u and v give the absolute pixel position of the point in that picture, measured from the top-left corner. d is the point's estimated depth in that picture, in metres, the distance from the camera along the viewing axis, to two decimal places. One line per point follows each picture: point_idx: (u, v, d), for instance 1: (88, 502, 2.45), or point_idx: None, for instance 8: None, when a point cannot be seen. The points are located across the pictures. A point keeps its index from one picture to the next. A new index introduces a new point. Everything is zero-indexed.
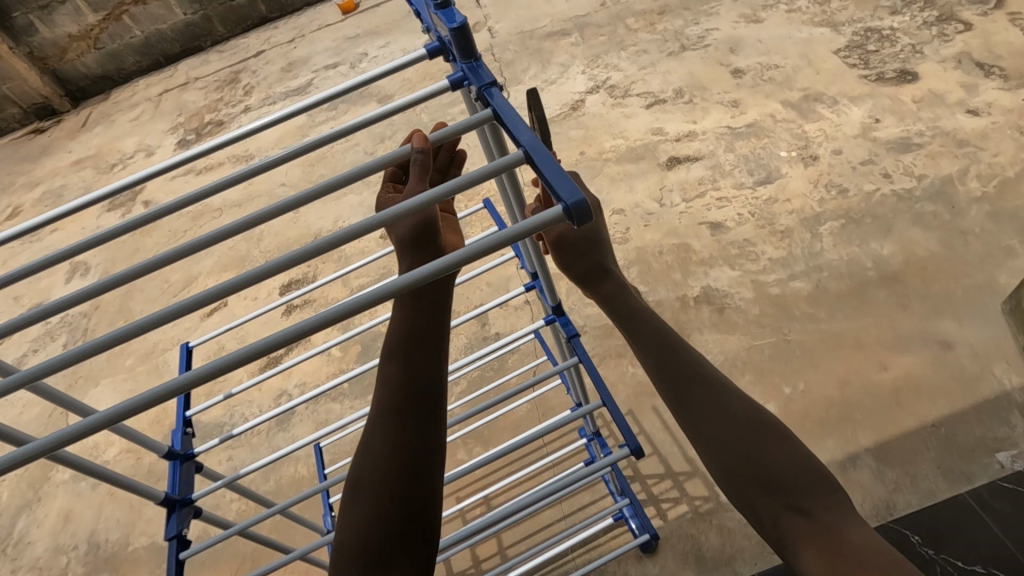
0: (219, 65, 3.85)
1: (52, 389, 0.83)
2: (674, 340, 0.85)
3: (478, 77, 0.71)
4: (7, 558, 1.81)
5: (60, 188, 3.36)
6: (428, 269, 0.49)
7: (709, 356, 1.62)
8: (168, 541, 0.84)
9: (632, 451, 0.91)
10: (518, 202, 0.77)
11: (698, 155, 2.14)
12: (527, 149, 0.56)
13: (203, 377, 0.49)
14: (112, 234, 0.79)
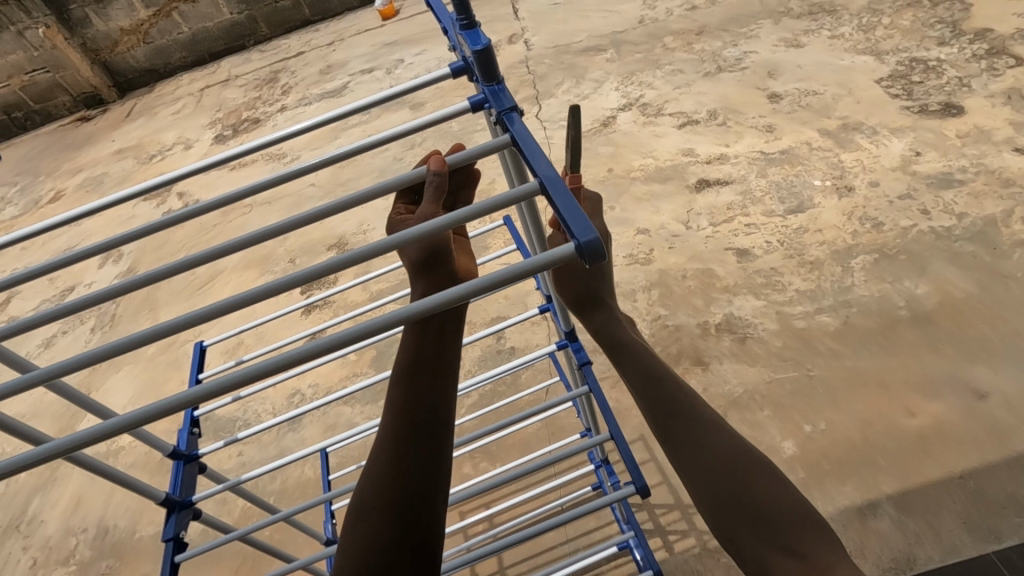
0: (259, 65, 3.95)
1: (69, 387, 0.84)
2: (661, 372, 0.84)
3: (500, 102, 0.70)
4: (20, 536, 1.86)
5: (100, 175, 3.48)
6: (438, 299, 0.48)
7: (727, 386, 1.57)
8: (164, 542, 0.84)
9: (637, 490, 0.89)
10: (536, 230, 0.76)
11: (728, 179, 2.10)
12: (543, 180, 0.54)
13: (205, 395, 0.49)
14: (132, 236, 0.80)
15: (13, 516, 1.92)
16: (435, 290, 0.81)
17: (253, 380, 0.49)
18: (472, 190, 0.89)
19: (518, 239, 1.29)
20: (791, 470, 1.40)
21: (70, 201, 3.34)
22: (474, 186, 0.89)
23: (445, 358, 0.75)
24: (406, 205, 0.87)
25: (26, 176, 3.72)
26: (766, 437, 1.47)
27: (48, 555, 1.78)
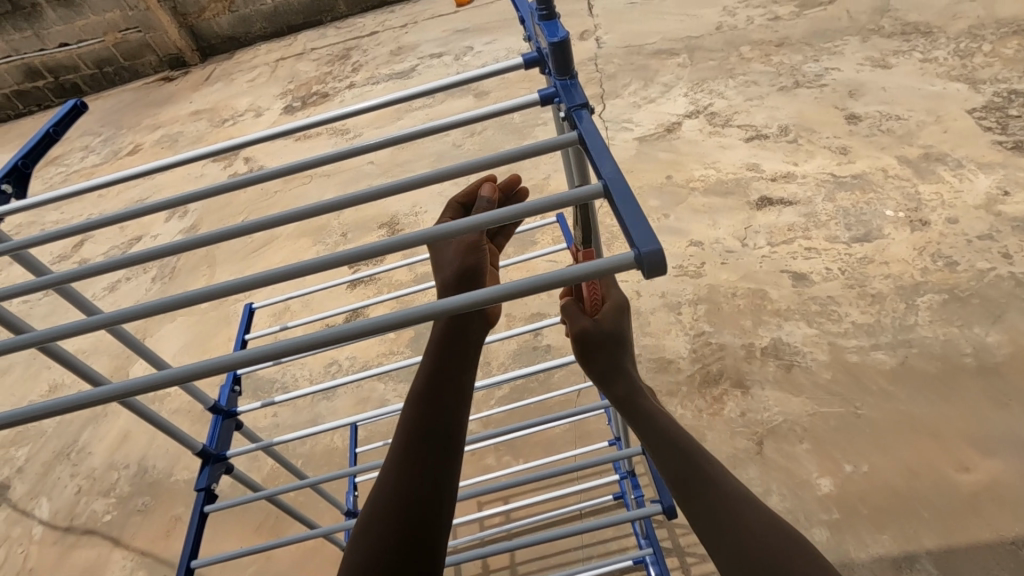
0: (334, 41, 4.05)
1: (127, 333, 0.88)
2: (678, 439, 0.75)
3: (571, 98, 0.68)
4: (70, 463, 1.99)
5: (176, 134, 3.66)
6: (488, 293, 0.47)
7: (767, 413, 1.51)
8: (196, 492, 0.87)
9: (665, 510, 0.90)
10: (591, 236, 0.74)
11: (793, 199, 2.02)
12: (607, 181, 0.53)
13: (243, 361, 0.50)
14: (193, 197, 0.82)
15: (66, 443, 2.06)
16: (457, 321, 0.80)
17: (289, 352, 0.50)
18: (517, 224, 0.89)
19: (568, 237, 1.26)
20: (824, 509, 1.33)
21: (146, 156, 3.53)
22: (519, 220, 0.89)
23: (459, 367, 0.76)
24: (451, 216, 0.90)
25: (110, 128, 3.96)
26: (801, 470, 1.40)
27: (91, 485, 1.90)
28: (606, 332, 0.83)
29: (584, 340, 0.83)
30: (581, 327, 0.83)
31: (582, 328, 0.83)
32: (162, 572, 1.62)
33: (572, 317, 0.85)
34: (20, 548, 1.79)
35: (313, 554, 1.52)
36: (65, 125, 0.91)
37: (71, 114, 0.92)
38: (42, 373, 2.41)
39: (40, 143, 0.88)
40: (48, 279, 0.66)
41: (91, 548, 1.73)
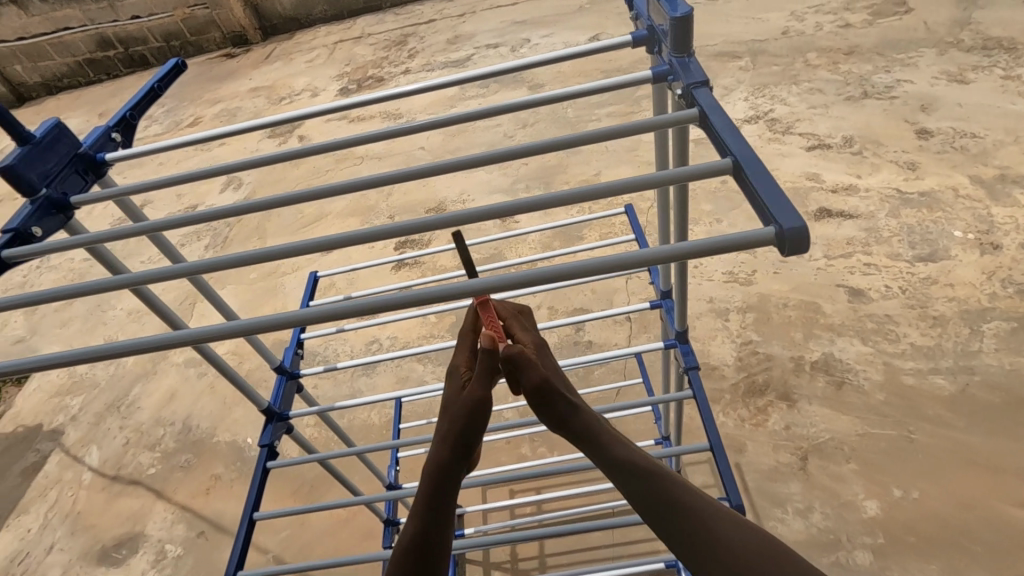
0: (392, 27, 4.10)
1: (210, 286, 0.93)
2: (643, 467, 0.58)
3: (689, 74, 0.65)
4: (120, 415, 2.08)
5: (235, 108, 3.77)
6: (614, 259, 0.47)
7: (813, 429, 1.47)
8: (259, 447, 0.90)
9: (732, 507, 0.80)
10: (681, 220, 0.73)
11: (853, 213, 1.95)
12: (737, 157, 0.52)
13: (330, 315, 0.51)
14: (269, 160, 0.85)
15: (117, 396, 2.15)
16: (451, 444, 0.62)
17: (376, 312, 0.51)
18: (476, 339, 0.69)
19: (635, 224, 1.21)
20: (868, 533, 1.29)
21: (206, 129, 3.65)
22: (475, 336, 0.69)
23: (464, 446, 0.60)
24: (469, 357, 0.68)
25: (174, 100, 4.11)
26: (846, 491, 1.36)
27: (138, 438, 1.98)
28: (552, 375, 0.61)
29: (532, 396, 0.60)
30: (537, 381, 0.59)
31: (537, 378, 0.60)
32: (200, 527, 1.68)
33: (520, 367, 0.59)
34: (70, 491, 1.89)
35: (345, 525, 1.56)
36: (168, 81, 0.94)
37: (174, 71, 0.95)
38: (98, 328, 2.52)
39: (145, 98, 0.92)
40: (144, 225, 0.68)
41: (135, 498, 1.81)
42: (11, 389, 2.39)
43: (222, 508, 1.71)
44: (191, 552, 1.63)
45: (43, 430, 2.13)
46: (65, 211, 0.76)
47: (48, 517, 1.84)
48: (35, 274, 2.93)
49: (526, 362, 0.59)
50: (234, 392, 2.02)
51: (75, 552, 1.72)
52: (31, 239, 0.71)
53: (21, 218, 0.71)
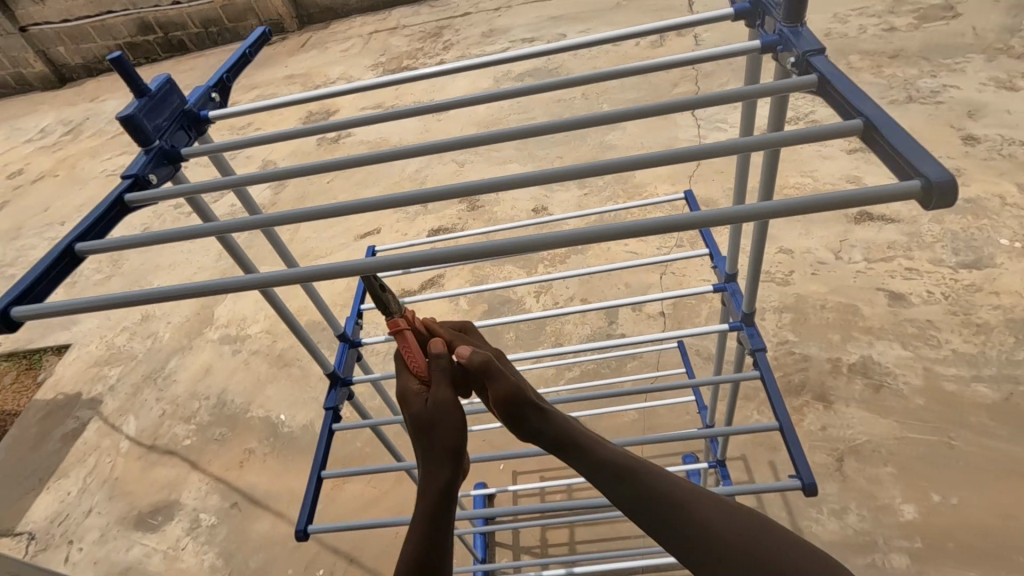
0: (427, 19, 4.13)
1: (279, 242, 0.96)
2: (622, 462, 0.59)
3: (802, 42, 0.65)
4: (156, 387, 2.13)
5: (270, 95, 3.83)
6: (753, 209, 0.47)
7: (849, 430, 1.46)
8: (324, 410, 0.92)
9: (803, 487, 0.70)
10: (766, 180, 0.76)
11: (895, 217, 1.92)
12: (869, 118, 0.53)
13: (409, 260, 0.52)
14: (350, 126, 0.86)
15: (154, 369, 2.21)
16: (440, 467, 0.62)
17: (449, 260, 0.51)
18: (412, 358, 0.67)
19: (692, 200, 1.12)
20: (906, 537, 1.27)
21: None
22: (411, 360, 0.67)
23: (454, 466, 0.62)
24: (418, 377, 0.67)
25: None
26: (883, 493, 1.34)
27: (174, 410, 2.03)
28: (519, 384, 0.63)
29: (506, 407, 0.61)
30: (504, 392, 0.61)
31: (507, 389, 0.61)
32: (234, 498, 1.72)
33: (489, 378, 0.62)
34: (108, 458, 1.94)
35: (376, 502, 1.58)
36: (257, 48, 0.96)
37: (261, 40, 0.98)
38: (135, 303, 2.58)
39: (238, 63, 0.95)
40: (232, 179, 0.69)
41: (171, 467, 1.85)
42: (51, 358, 2.47)
43: (255, 481, 1.74)
44: (224, 522, 1.67)
45: (82, 398, 2.19)
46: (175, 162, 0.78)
47: (86, 481, 1.89)
48: None
49: (491, 373, 0.61)
50: (268, 369, 2.06)
51: (113, 516, 1.77)
52: (146, 185, 0.73)
53: (138, 164, 0.73)
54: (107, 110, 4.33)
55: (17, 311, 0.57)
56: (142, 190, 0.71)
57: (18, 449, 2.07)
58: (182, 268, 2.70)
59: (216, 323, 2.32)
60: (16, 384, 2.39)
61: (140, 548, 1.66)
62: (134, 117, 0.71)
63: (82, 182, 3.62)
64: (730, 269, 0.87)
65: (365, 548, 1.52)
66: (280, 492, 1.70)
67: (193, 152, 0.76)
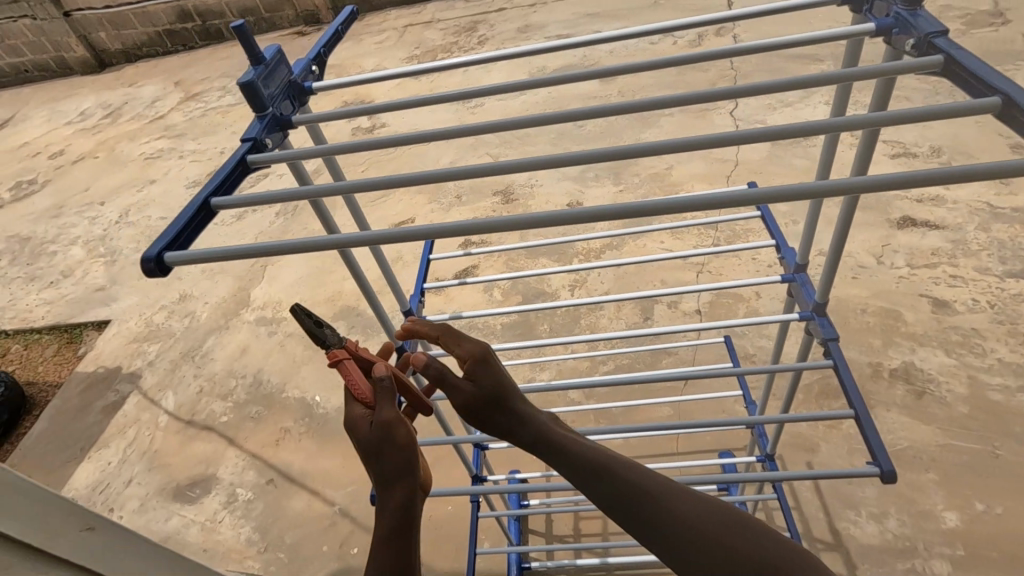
0: (463, 13, 4.15)
1: (353, 202, 0.94)
2: (599, 457, 0.54)
3: (919, 27, 0.64)
4: (194, 364, 2.19)
5: None
6: (881, 179, 0.48)
7: (890, 435, 1.44)
8: (393, 381, 0.93)
9: (879, 473, 0.68)
10: (861, 156, 0.78)
11: (939, 223, 1.89)
12: (1007, 96, 0.53)
13: (534, 223, 0.54)
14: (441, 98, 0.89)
15: (191, 347, 2.26)
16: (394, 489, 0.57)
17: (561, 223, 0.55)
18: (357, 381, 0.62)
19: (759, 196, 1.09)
20: (948, 544, 1.26)
21: None
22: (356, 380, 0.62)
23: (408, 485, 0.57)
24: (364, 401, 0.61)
25: None
26: (924, 500, 1.33)
27: (211, 387, 2.08)
28: (485, 385, 0.58)
29: (470, 412, 0.58)
30: (463, 398, 0.58)
31: (471, 395, 0.58)
32: (269, 475, 1.76)
33: (448, 384, 0.58)
34: (147, 431, 1.99)
35: None
36: (348, 26, 0.97)
37: (349, 19, 0.98)
38: (173, 282, 2.64)
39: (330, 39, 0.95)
40: (327, 147, 0.68)
41: (208, 442, 1.90)
42: (91, 333, 2.53)
43: (291, 459, 1.78)
44: (260, 498, 1.71)
45: (121, 373, 2.25)
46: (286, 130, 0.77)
47: (126, 452, 1.95)
48: (116, 229, 3.10)
49: (447, 381, 0.59)
50: (303, 351, 2.10)
51: (152, 487, 1.82)
52: (265, 148, 0.71)
53: (258, 128, 0.71)
54: (145, 94, 4.43)
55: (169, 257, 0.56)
56: (263, 152, 0.70)
57: (60, 419, 2.14)
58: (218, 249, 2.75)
59: (252, 305, 2.37)
60: (57, 357, 2.46)
61: (178, 519, 1.71)
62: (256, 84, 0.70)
63: (120, 164, 3.70)
64: (801, 258, 0.84)
65: None
66: (315, 471, 1.73)
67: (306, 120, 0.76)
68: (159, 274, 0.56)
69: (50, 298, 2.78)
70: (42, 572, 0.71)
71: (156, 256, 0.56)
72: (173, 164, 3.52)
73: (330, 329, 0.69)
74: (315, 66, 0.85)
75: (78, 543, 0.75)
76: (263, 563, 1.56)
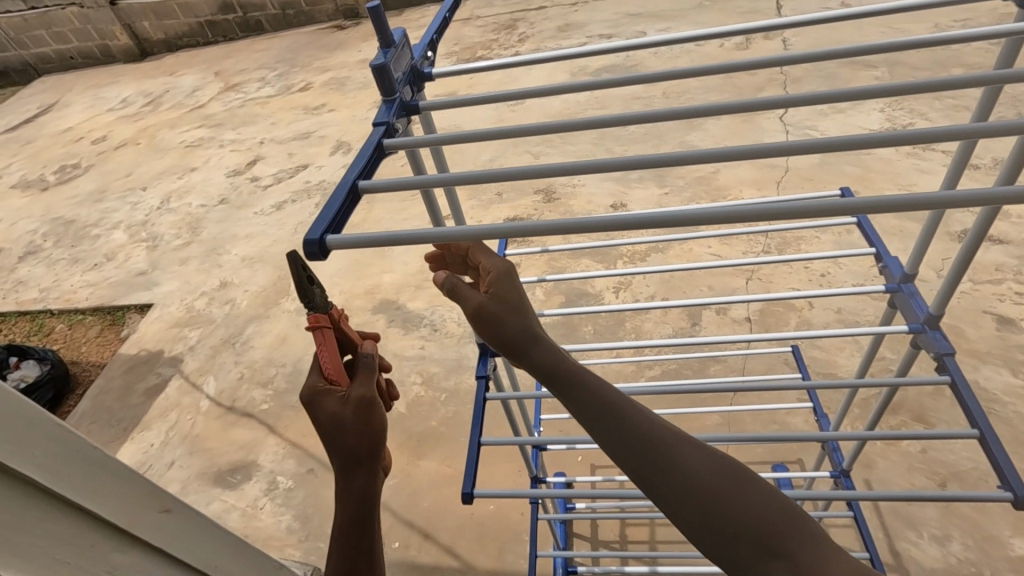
0: (503, 11, 4.14)
1: (454, 199, 0.90)
2: (610, 394, 0.57)
3: None
4: (234, 351, 2.20)
5: (344, 78, 3.90)
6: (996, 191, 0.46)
7: (953, 456, 1.40)
8: (477, 379, 0.93)
9: (1016, 499, 0.65)
10: (1009, 164, 0.72)
11: (1003, 237, 1.82)
12: None
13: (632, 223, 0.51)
14: (548, 92, 0.84)
15: (232, 334, 2.28)
16: (355, 465, 0.61)
17: (725, 220, 0.50)
18: (324, 355, 0.62)
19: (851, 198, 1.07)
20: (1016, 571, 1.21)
21: (316, 94, 3.81)
22: (323, 355, 0.62)
23: (369, 458, 0.62)
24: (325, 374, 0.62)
25: (286, 64, 4.30)
26: (990, 525, 1.28)
27: (251, 374, 2.09)
28: (502, 302, 0.64)
29: (483, 320, 0.64)
30: (475, 306, 0.64)
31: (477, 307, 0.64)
32: (309, 465, 1.76)
33: (463, 296, 0.65)
34: (188, 415, 2.01)
35: (452, 482, 1.61)
36: (455, 11, 0.93)
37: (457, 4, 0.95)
38: (212, 269, 2.66)
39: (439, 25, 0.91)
40: (433, 138, 0.65)
41: (249, 429, 1.91)
42: (133, 316, 2.58)
43: None
44: (301, 487, 1.72)
45: (163, 356, 2.28)
46: (409, 116, 0.76)
47: (168, 435, 1.97)
48: (157, 215, 3.15)
49: (459, 295, 0.65)
50: None
51: (192, 471, 1.84)
52: (395, 133, 0.71)
53: (388, 112, 0.71)
54: (186, 84, 4.49)
55: (331, 240, 0.54)
56: (395, 137, 0.70)
57: (103, 400, 2.17)
58: (256, 237, 2.76)
59: (291, 294, 2.38)
60: (100, 338, 2.51)
61: (219, 504, 1.72)
62: (386, 66, 0.70)
63: (161, 152, 3.76)
64: (908, 267, 0.84)
65: (438, 525, 1.53)
66: None
67: (431, 106, 0.76)
68: (321, 256, 0.55)
69: (92, 281, 2.83)
70: (122, 553, 0.70)
71: (319, 237, 0.54)
72: (213, 152, 3.56)
73: (319, 288, 0.64)
74: (431, 52, 0.84)
75: (157, 524, 0.75)
76: (304, 551, 1.57)
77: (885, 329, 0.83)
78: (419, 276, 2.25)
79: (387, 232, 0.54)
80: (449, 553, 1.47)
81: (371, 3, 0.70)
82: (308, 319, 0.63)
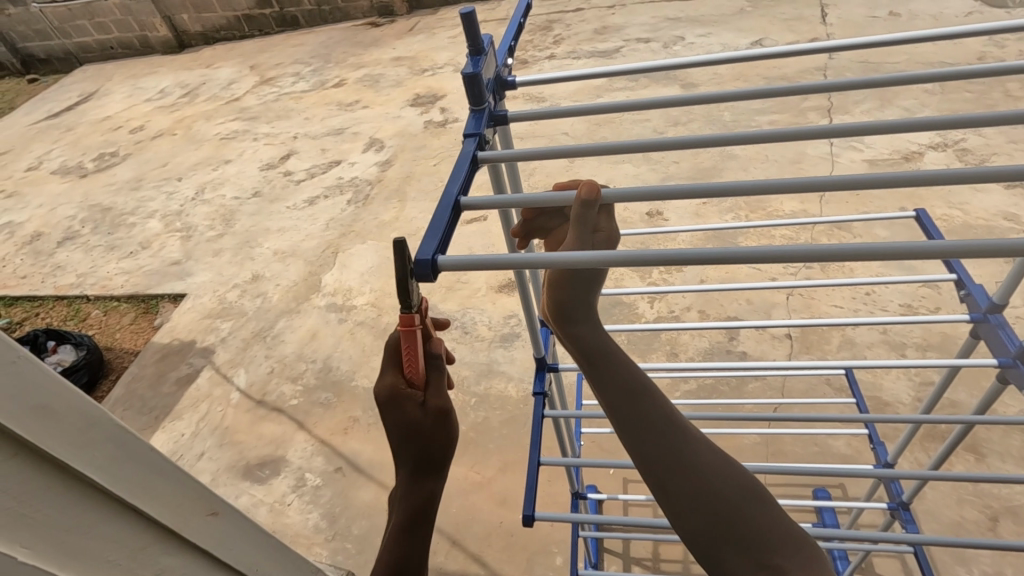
0: (539, 11, 4.11)
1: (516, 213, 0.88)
2: (644, 387, 0.60)
3: None
4: (264, 345, 2.22)
5: (378, 75, 3.91)
6: None
7: (1006, 490, 1.34)
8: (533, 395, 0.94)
9: None
10: None
11: None
12: None
13: (726, 256, 0.48)
14: (615, 108, 0.82)
15: (263, 327, 2.30)
16: (422, 468, 0.60)
17: (828, 256, 0.47)
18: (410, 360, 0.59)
19: (926, 224, 1.03)
20: None
21: (350, 90, 3.83)
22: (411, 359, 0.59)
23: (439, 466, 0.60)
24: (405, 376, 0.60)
25: (320, 60, 4.33)
26: None
27: (281, 369, 2.10)
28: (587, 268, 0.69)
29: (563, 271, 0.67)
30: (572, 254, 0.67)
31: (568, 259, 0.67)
32: (337, 463, 1.76)
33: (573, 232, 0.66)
34: (219, 407, 2.03)
35: (480, 488, 1.59)
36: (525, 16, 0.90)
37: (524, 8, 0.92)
38: (244, 261, 2.69)
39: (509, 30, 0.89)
40: (507, 153, 0.65)
41: (278, 424, 1.92)
42: (166, 305, 2.61)
43: (360, 449, 1.78)
44: (329, 485, 1.71)
45: (195, 347, 2.31)
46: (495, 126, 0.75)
47: (198, 426, 1.98)
48: (192, 206, 3.20)
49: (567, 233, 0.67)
50: (373, 341, 2.11)
51: (222, 463, 1.85)
52: (485, 145, 0.70)
53: (477, 124, 0.70)
54: (221, 77, 4.55)
55: (444, 260, 0.53)
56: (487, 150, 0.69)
57: (136, 388, 2.20)
58: (288, 232, 2.78)
59: (322, 290, 2.39)
60: (134, 326, 2.55)
61: (248, 498, 1.73)
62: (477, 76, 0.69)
63: (196, 143, 3.81)
64: (997, 298, 0.80)
65: (466, 531, 1.51)
66: (382, 463, 1.73)
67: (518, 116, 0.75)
68: (431, 276, 0.53)
69: (128, 269, 2.88)
70: (172, 555, 0.70)
71: (430, 257, 0.53)
72: (247, 145, 3.60)
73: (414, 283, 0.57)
74: (510, 59, 0.82)
75: (204, 527, 0.75)
76: (331, 551, 1.56)
77: (970, 363, 0.80)
78: (450, 278, 2.25)
79: (486, 257, 0.53)
80: (476, 560, 1.46)
81: (464, 10, 0.69)
82: (400, 320, 0.57)
